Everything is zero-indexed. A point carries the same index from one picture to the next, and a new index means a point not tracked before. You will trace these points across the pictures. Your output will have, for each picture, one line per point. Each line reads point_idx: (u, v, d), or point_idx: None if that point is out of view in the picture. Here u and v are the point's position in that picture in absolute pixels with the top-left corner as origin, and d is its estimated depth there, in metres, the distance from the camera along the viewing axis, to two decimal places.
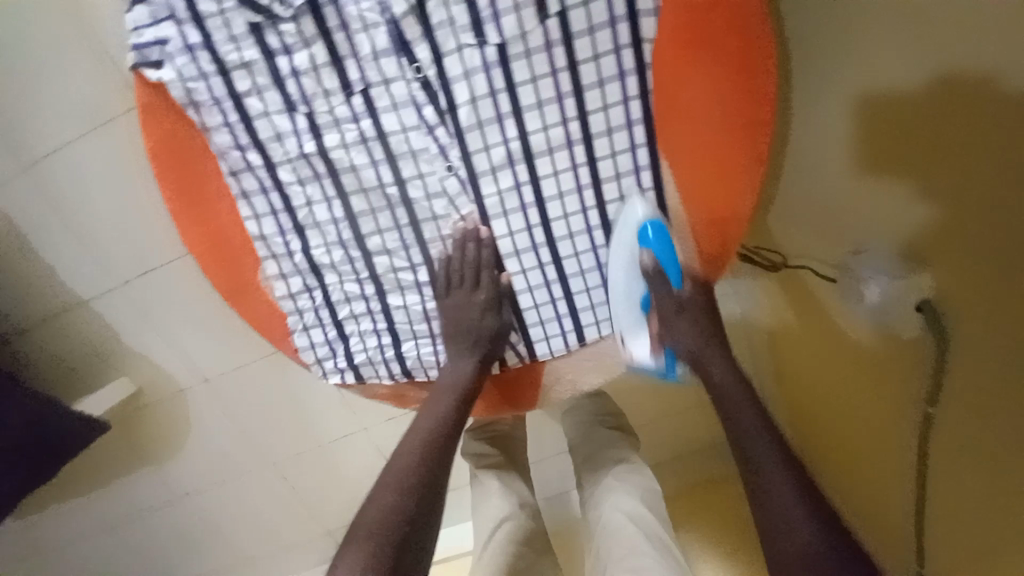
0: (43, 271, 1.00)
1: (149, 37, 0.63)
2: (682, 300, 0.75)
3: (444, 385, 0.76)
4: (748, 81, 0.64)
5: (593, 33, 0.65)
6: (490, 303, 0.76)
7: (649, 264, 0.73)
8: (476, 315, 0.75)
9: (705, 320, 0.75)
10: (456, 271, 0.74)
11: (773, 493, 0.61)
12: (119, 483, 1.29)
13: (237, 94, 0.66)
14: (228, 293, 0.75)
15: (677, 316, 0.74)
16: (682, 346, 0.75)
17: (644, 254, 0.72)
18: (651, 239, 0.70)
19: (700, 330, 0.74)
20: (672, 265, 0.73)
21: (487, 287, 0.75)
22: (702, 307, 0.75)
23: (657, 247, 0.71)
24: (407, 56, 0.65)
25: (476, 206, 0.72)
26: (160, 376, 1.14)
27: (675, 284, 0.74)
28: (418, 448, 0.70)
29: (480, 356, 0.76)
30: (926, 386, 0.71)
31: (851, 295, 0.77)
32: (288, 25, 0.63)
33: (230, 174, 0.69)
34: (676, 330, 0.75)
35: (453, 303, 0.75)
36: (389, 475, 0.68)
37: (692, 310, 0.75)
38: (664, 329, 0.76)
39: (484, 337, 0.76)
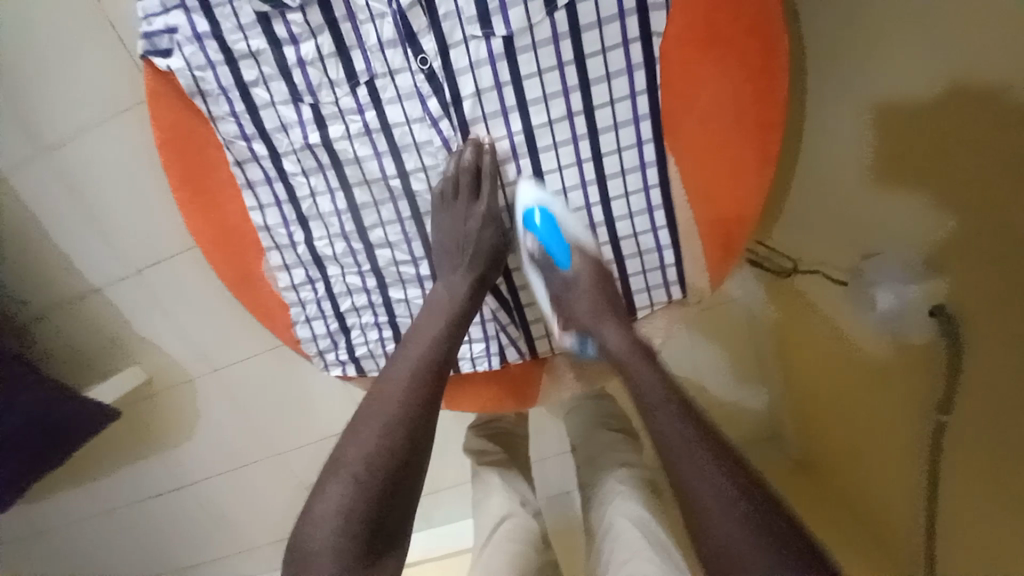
0: (56, 259, 1.01)
1: (159, 25, 0.63)
2: (575, 284, 0.72)
3: (434, 304, 0.71)
4: (759, 78, 0.63)
5: (601, 27, 0.64)
6: (490, 216, 0.71)
7: (538, 251, 0.74)
8: (471, 225, 0.70)
9: (599, 296, 0.72)
10: (453, 179, 0.69)
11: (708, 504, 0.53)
12: (126, 470, 1.31)
13: (244, 84, 0.66)
14: (232, 284, 0.75)
15: (568, 297, 0.72)
16: (586, 328, 0.71)
17: (529, 240, 0.73)
18: (536, 224, 0.71)
19: (599, 314, 0.71)
20: (558, 246, 0.72)
21: (488, 198, 0.70)
22: (605, 302, 0.71)
23: (537, 233, 0.72)
24: (413, 48, 0.65)
25: (478, 116, 0.68)
26: (168, 366, 1.16)
27: (562, 266, 0.72)
28: (389, 413, 0.60)
29: (477, 273, 0.72)
30: (941, 394, 0.67)
31: (862, 301, 0.74)
32: (295, 14, 0.63)
33: (236, 164, 0.70)
34: (580, 321, 0.71)
35: (447, 211, 0.70)
36: (371, 414, 0.60)
37: (598, 303, 0.71)
38: (565, 315, 0.73)
39: (482, 252, 0.72)
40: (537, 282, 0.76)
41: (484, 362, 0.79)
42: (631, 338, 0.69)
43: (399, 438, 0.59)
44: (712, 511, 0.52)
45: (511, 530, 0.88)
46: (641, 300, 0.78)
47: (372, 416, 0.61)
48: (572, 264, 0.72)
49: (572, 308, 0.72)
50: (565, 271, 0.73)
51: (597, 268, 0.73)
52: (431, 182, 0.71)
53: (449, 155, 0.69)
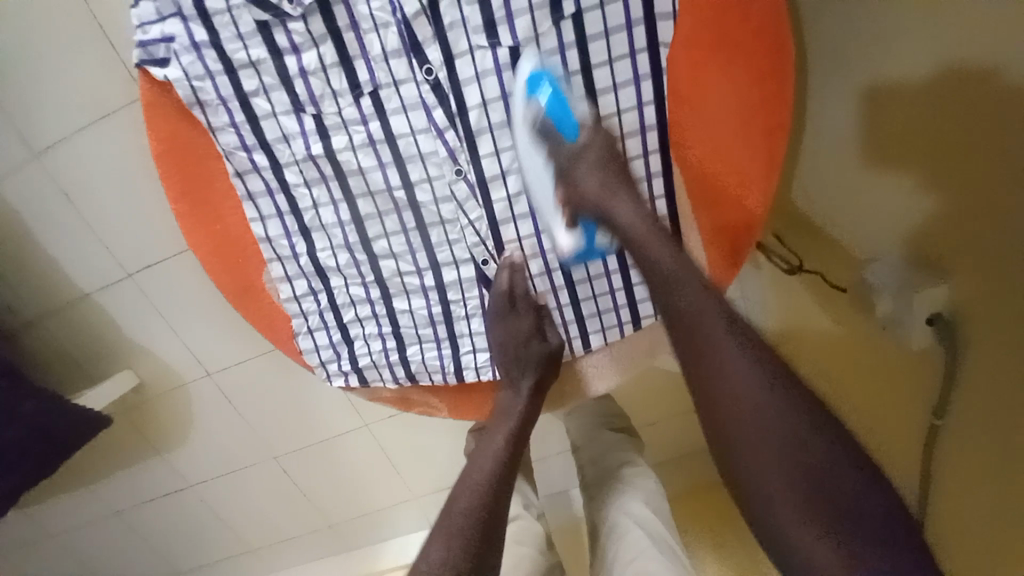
0: (45, 265, 0.99)
1: (154, 34, 0.61)
2: (583, 151, 0.65)
3: (503, 411, 0.74)
4: (761, 93, 0.62)
5: (608, 37, 0.63)
6: (535, 330, 0.74)
7: (544, 126, 0.66)
8: (521, 340, 0.74)
9: (614, 168, 0.64)
10: (497, 303, 0.73)
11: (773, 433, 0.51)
12: (119, 475, 1.29)
13: (244, 93, 0.65)
14: (233, 296, 0.74)
15: (582, 166, 0.64)
16: (596, 209, 0.64)
17: (533, 109, 0.65)
18: (541, 95, 0.64)
19: (618, 193, 0.63)
20: (564, 121, 0.65)
21: (531, 313, 0.74)
22: (620, 181, 0.64)
23: (545, 100, 0.64)
24: (418, 58, 0.64)
25: (485, 211, 0.71)
26: (162, 370, 1.14)
27: (571, 139, 0.66)
28: (461, 521, 0.62)
29: (535, 381, 0.75)
30: (936, 398, 0.70)
31: (863, 303, 0.77)
32: (296, 23, 0.62)
33: (236, 175, 0.68)
34: (592, 203, 0.64)
35: (500, 328, 0.73)
36: (445, 519, 0.62)
37: (610, 184, 0.64)
38: (572, 196, 0.65)
39: (534, 361, 0.74)
40: (538, 172, 0.68)
41: (476, 373, 0.78)
42: (651, 220, 0.62)
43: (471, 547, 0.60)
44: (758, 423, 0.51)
45: (517, 532, 0.89)
46: (646, 311, 0.76)
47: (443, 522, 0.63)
48: (579, 136, 0.66)
49: (583, 191, 0.64)
50: (572, 144, 0.66)
51: (607, 141, 0.65)
52: (462, 273, 0.75)
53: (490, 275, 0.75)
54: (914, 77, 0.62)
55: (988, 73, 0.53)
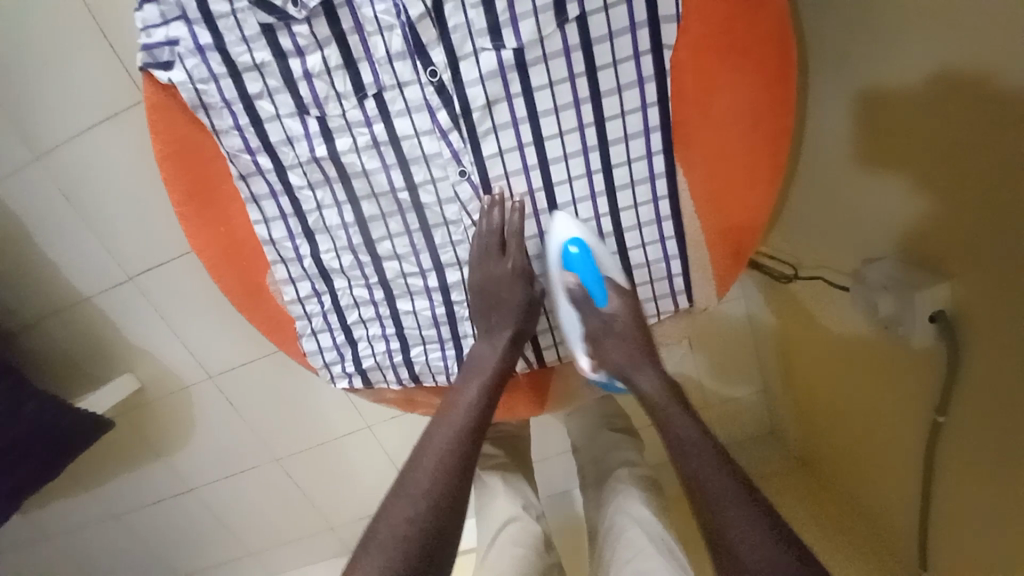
0: (46, 269, 0.99)
1: (159, 37, 0.61)
2: (612, 318, 0.73)
3: (479, 359, 0.72)
4: (772, 93, 0.63)
5: (612, 39, 0.64)
6: (518, 272, 0.72)
7: (576, 287, 0.74)
8: (503, 282, 0.72)
9: (635, 335, 0.73)
10: (484, 239, 0.71)
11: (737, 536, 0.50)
12: (119, 479, 1.29)
13: (248, 96, 0.65)
14: (238, 299, 0.74)
15: (604, 335, 0.74)
16: (620, 369, 0.72)
17: (568, 276, 0.74)
18: (573, 262, 0.72)
19: (632, 351, 0.72)
20: (595, 285, 0.73)
21: (516, 255, 0.72)
22: (638, 344, 0.73)
23: (578, 271, 0.72)
24: (422, 61, 0.64)
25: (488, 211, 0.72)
26: (162, 373, 1.14)
27: (601, 303, 0.74)
28: (430, 473, 0.59)
29: (515, 326, 0.73)
30: (938, 395, 0.70)
31: (861, 302, 0.76)
32: (301, 26, 0.62)
33: (240, 178, 0.68)
34: (611, 365, 0.73)
35: (484, 273, 0.72)
36: (413, 469, 0.60)
37: (626, 349, 0.72)
38: (598, 357, 0.74)
39: (517, 307, 0.73)
40: (568, 317, 0.76)
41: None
42: (663, 379, 0.70)
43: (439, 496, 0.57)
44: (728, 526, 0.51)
45: (517, 533, 0.88)
46: (650, 310, 0.78)
47: (409, 481, 0.58)
48: (609, 302, 0.74)
49: (605, 354, 0.73)
50: (602, 309, 0.74)
51: (635, 304, 0.75)
52: (464, 274, 0.75)
53: (477, 216, 0.72)
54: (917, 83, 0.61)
55: (988, 78, 0.52)
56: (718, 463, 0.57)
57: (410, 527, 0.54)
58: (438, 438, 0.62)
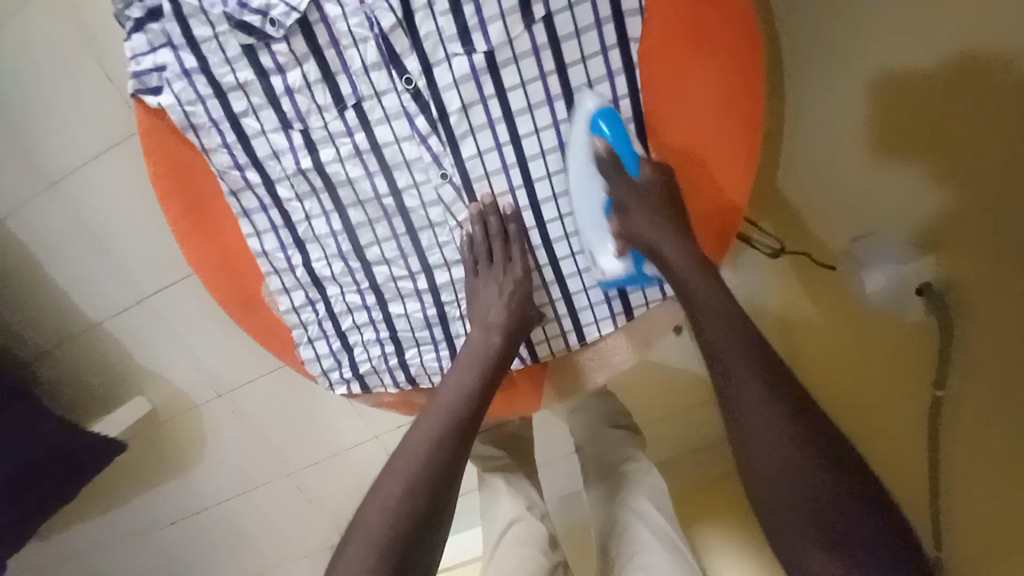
0: (56, 296, 1.02)
1: (147, 64, 0.64)
2: (642, 189, 0.69)
3: (475, 348, 0.72)
4: (739, 80, 0.65)
5: (579, 37, 0.66)
6: (520, 274, 0.74)
7: (604, 152, 0.69)
8: (504, 285, 0.73)
9: (669, 209, 0.69)
10: (482, 245, 0.73)
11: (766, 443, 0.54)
12: (134, 500, 1.31)
13: (234, 115, 0.67)
14: (235, 313, 0.76)
15: (635, 206, 0.69)
16: (645, 246, 0.69)
17: (596, 142, 0.69)
18: (602, 128, 0.67)
19: (663, 228, 0.68)
20: (626, 151, 0.69)
21: (521, 257, 0.74)
22: (668, 222, 0.69)
23: (607, 134, 0.68)
24: (398, 69, 0.67)
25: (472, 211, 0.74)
26: (172, 393, 1.16)
27: (631, 171, 0.69)
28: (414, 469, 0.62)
29: (517, 322, 0.73)
30: (937, 366, 0.70)
31: (856, 279, 0.77)
32: (279, 44, 0.65)
33: (231, 194, 0.71)
34: (642, 241, 0.69)
35: (484, 275, 0.74)
36: (400, 462, 0.63)
37: (659, 223, 0.69)
38: (627, 229, 0.70)
39: (519, 306, 0.73)
40: (590, 191, 0.72)
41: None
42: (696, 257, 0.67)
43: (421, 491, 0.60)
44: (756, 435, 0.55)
45: (521, 533, 0.89)
46: (637, 298, 0.78)
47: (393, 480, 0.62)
48: (641, 171, 0.69)
49: (634, 228, 0.69)
50: (634, 179, 0.70)
51: (670, 184, 0.69)
52: (453, 275, 0.77)
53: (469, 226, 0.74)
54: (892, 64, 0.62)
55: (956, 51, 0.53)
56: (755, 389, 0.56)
57: (392, 519, 0.59)
58: (421, 435, 0.64)
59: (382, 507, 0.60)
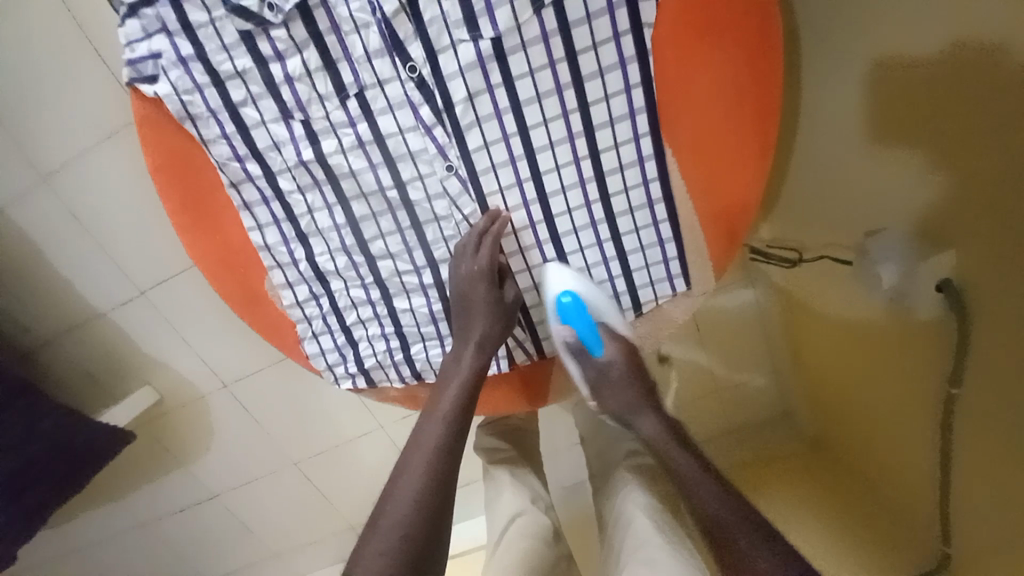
0: (59, 287, 1.02)
1: (142, 51, 0.62)
2: (607, 370, 0.77)
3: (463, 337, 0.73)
4: (757, 69, 0.62)
5: (590, 22, 0.63)
6: (487, 273, 0.70)
7: (571, 341, 0.77)
8: (470, 284, 0.71)
9: (633, 387, 0.78)
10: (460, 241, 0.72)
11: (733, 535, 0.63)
12: (143, 488, 1.32)
13: (232, 104, 0.65)
14: (238, 307, 0.75)
15: (604, 383, 0.78)
16: (622, 415, 0.78)
17: (564, 331, 0.76)
18: (566, 312, 0.74)
19: (628, 395, 0.78)
20: (590, 337, 0.76)
21: (486, 255, 0.70)
22: (634, 392, 0.78)
23: (571, 325, 0.75)
24: (401, 56, 0.64)
25: (478, 204, 0.72)
26: (178, 384, 1.16)
27: (596, 353, 0.77)
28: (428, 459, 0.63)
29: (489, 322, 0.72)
30: (950, 365, 0.68)
31: (867, 277, 0.74)
32: (278, 30, 0.62)
33: (231, 186, 0.69)
34: (615, 410, 0.78)
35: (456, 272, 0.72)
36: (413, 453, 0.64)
37: (625, 393, 0.78)
38: (600, 401, 0.79)
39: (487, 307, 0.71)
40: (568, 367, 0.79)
41: (493, 365, 0.80)
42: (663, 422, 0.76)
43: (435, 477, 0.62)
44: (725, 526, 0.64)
45: (523, 525, 0.88)
46: (647, 295, 0.77)
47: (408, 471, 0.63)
48: (604, 350, 0.77)
49: (607, 400, 0.78)
50: (598, 358, 0.78)
51: (626, 344, 0.78)
52: None
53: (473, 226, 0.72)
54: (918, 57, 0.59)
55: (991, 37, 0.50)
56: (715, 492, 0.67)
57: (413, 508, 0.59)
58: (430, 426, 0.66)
59: (398, 505, 0.60)
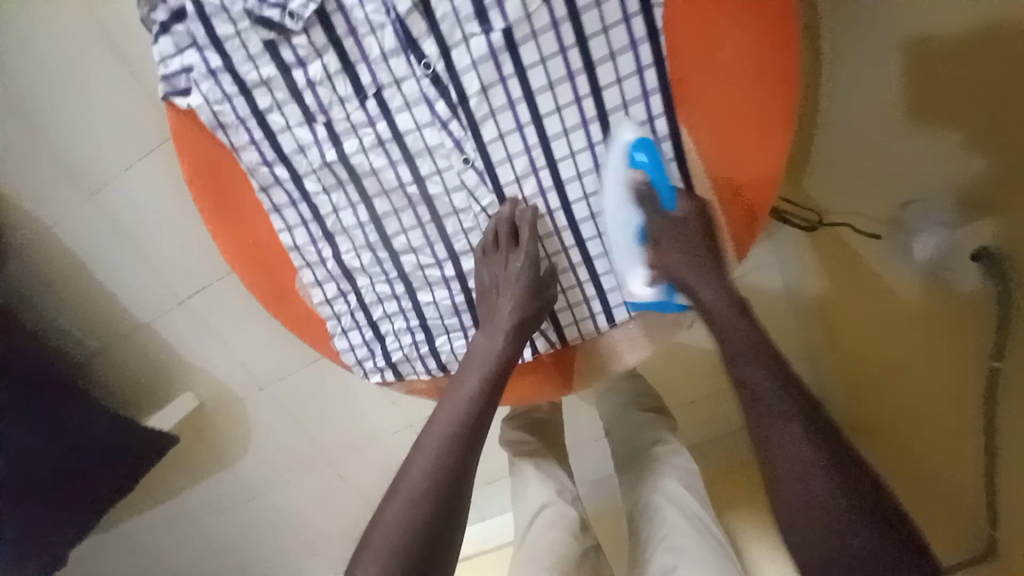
0: (106, 297, 1.08)
1: (175, 66, 0.66)
2: (678, 223, 0.71)
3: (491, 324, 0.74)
4: (772, 42, 0.62)
5: (599, 6, 0.64)
6: (529, 260, 0.71)
7: (641, 187, 0.71)
8: (507, 272, 0.72)
9: (699, 244, 0.71)
10: (492, 232, 0.73)
11: (800, 480, 0.56)
12: (188, 489, 1.38)
13: (259, 111, 0.69)
14: (273, 306, 0.79)
15: (670, 241, 0.72)
16: (679, 280, 0.72)
17: (634, 175, 0.70)
18: (640, 161, 0.69)
19: (701, 267, 0.71)
20: (664, 187, 0.71)
21: (525, 244, 0.72)
22: (704, 259, 0.71)
23: (644, 169, 0.69)
24: (416, 54, 0.66)
25: (496, 195, 0.73)
26: (217, 388, 1.22)
27: (668, 206, 0.72)
28: (444, 436, 0.65)
29: (523, 308, 0.73)
30: (991, 339, 0.66)
31: (902, 249, 0.75)
32: (299, 37, 0.65)
33: (261, 190, 0.72)
34: (676, 276, 0.72)
35: (491, 261, 0.74)
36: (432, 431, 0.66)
37: (693, 262, 0.71)
38: (663, 263, 0.73)
39: (524, 294, 0.72)
40: (624, 228, 0.74)
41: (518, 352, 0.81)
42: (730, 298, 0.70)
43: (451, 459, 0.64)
44: (791, 470, 0.57)
45: (550, 518, 0.89)
46: (669, 279, 0.77)
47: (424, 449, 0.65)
48: (678, 206, 0.71)
49: (666, 262, 0.72)
50: (671, 213, 0.72)
51: (705, 207, 0.71)
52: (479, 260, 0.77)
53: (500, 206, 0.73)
54: (944, 27, 0.58)
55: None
56: (798, 432, 0.58)
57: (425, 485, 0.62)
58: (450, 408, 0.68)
59: (414, 478, 0.62)
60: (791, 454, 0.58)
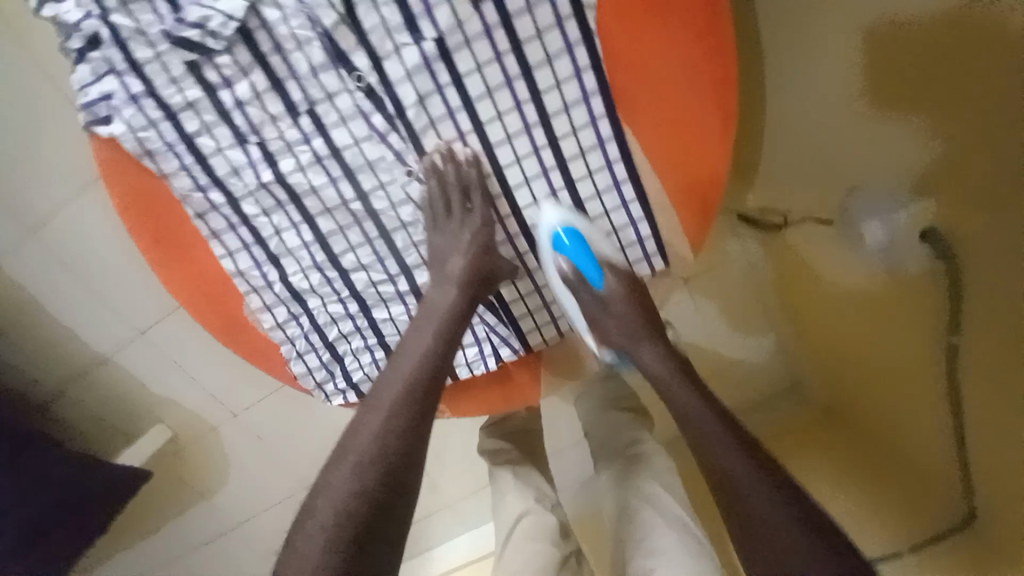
0: (56, 338, 1.03)
1: (94, 94, 0.62)
2: (613, 291, 0.76)
3: (438, 298, 0.71)
4: (707, 37, 0.61)
5: (531, 10, 0.62)
6: (485, 220, 0.72)
7: (569, 271, 0.75)
8: (463, 237, 0.71)
9: (632, 309, 0.76)
10: (441, 198, 0.70)
11: (743, 489, 0.63)
12: (164, 526, 1.33)
13: (188, 135, 0.66)
14: (221, 334, 0.76)
15: (608, 316, 0.77)
16: (623, 348, 0.79)
17: (561, 260, 0.74)
18: (565, 245, 0.72)
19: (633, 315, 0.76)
20: (591, 268, 0.74)
21: (480, 203, 0.71)
22: (635, 312, 0.77)
23: (570, 253, 0.72)
24: (346, 67, 0.64)
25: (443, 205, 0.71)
26: (189, 416, 1.17)
27: (597, 284, 0.75)
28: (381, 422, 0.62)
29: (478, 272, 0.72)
30: (948, 315, 0.66)
31: (851, 237, 0.73)
32: (223, 57, 0.62)
33: (197, 217, 0.69)
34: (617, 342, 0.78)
35: (444, 225, 0.72)
36: (368, 413, 0.64)
37: (626, 317, 0.77)
38: (601, 332, 0.79)
39: (479, 256, 0.71)
40: (569, 303, 0.77)
41: (481, 365, 0.78)
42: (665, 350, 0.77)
43: (390, 446, 0.61)
44: (735, 479, 0.64)
45: (529, 528, 0.88)
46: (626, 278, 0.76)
47: (357, 440, 0.62)
48: (605, 281, 0.75)
49: (607, 327, 0.77)
50: (601, 290, 0.76)
51: (627, 272, 0.75)
52: None
53: (424, 177, 0.70)
54: None
55: None
56: (735, 447, 0.66)
57: (352, 482, 0.58)
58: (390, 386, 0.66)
59: (338, 477, 0.59)
60: (735, 471, 0.64)
